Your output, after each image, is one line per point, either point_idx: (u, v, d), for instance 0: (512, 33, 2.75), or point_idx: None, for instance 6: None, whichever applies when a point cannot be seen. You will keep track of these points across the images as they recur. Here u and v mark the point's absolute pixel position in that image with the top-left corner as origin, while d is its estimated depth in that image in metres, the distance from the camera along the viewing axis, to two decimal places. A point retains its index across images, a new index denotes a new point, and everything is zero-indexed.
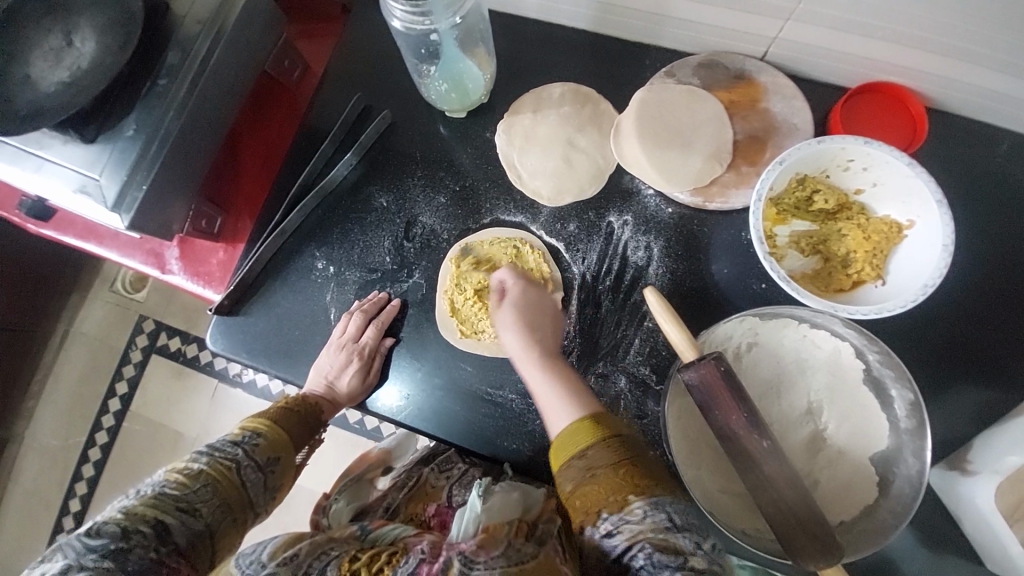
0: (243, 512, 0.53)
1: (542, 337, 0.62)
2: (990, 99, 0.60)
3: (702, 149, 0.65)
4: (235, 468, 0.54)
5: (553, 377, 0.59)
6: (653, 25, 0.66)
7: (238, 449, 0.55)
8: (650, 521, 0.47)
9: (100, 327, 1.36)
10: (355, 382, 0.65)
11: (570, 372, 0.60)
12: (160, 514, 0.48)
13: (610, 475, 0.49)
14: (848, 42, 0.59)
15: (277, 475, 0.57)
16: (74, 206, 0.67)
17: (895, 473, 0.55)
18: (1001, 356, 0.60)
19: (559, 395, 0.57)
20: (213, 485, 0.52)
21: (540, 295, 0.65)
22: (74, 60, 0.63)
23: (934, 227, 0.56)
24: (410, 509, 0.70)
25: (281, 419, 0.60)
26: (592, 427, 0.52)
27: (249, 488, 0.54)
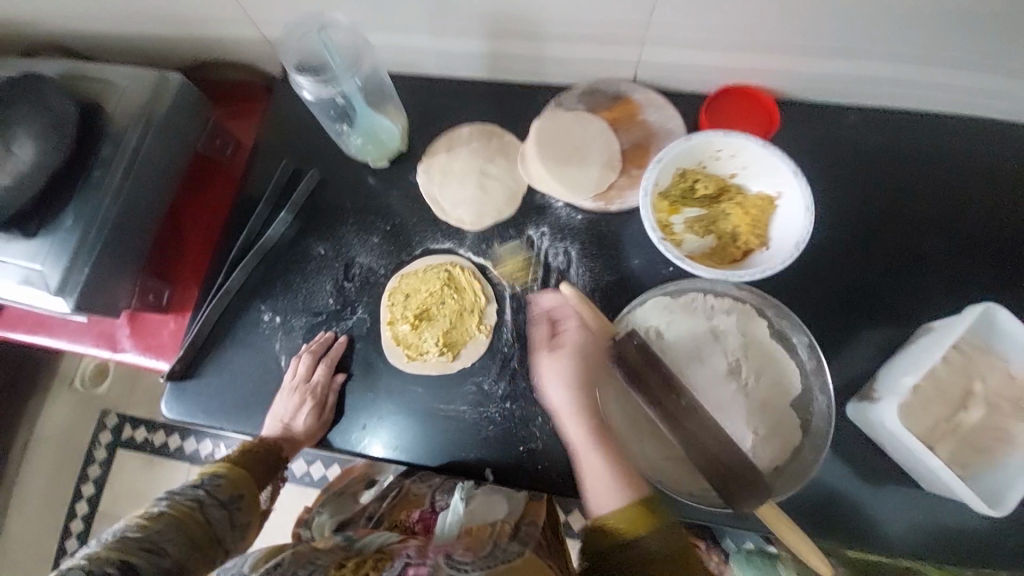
0: (211, 548, 0.55)
1: (589, 397, 0.59)
2: (822, 83, 0.72)
3: (596, 160, 0.74)
4: (198, 507, 0.56)
5: (598, 446, 0.57)
6: (537, 65, 0.78)
7: (199, 490, 0.57)
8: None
9: (65, 426, 1.32)
10: (310, 421, 0.68)
11: (614, 442, 0.58)
12: (129, 554, 0.48)
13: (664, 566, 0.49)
14: (695, 56, 0.71)
15: (243, 511, 0.60)
16: (18, 298, 0.71)
17: (812, 412, 0.61)
18: (884, 296, 0.68)
19: (605, 472, 0.55)
20: (178, 523, 0.53)
21: (602, 349, 0.59)
22: (14, 166, 0.68)
23: (796, 195, 0.65)
24: (398, 513, 0.71)
25: (242, 461, 0.64)
26: (643, 515, 0.52)
27: (216, 525, 0.56)
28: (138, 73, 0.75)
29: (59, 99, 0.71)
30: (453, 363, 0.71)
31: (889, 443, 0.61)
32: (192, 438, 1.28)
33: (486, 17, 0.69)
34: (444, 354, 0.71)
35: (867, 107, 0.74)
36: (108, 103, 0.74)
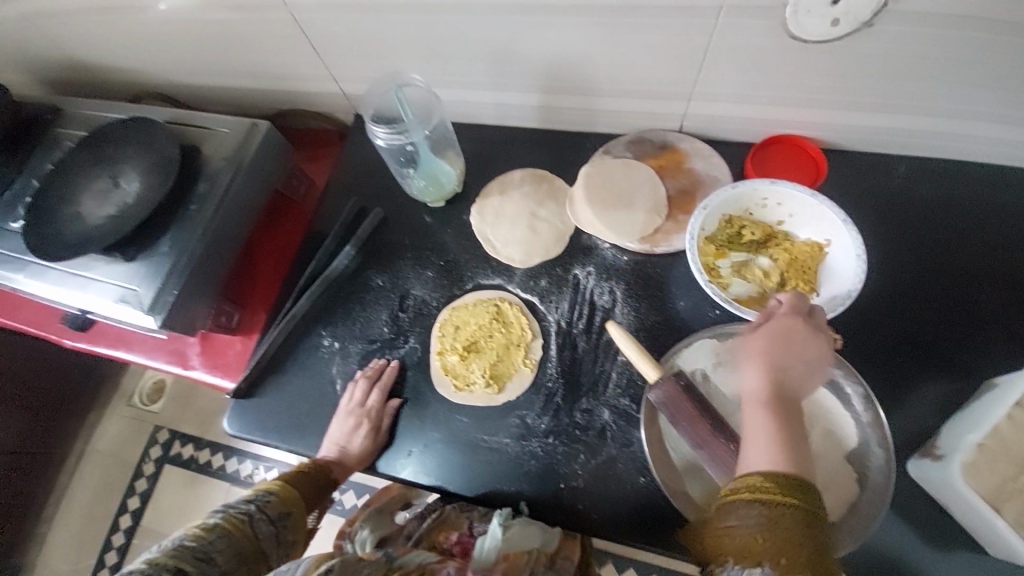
0: (257, 562, 0.57)
1: (785, 372, 0.52)
2: (869, 135, 0.73)
3: (642, 206, 0.77)
4: (247, 521, 0.58)
5: (772, 419, 0.50)
6: (588, 116, 0.84)
7: (250, 504, 0.60)
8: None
9: (114, 443, 1.45)
10: (366, 442, 0.70)
11: (797, 431, 0.50)
12: (183, 562, 0.51)
13: (780, 546, 0.42)
14: (743, 109, 0.75)
15: (288, 529, 0.62)
16: (113, 315, 0.79)
17: (870, 466, 0.58)
18: (945, 347, 0.66)
19: (771, 442, 0.48)
20: (228, 536, 0.56)
21: (813, 336, 0.54)
22: (121, 198, 0.80)
23: (847, 242, 0.66)
24: (435, 534, 0.74)
25: (293, 480, 0.67)
26: (792, 488, 0.44)
27: (264, 541, 0.59)
28: (235, 120, 0.86)
29: (167, 142, 0.82)
30: (499, 395, 0.73)
31: (955, 504, 0.58)
32: (234, 459, 1.35)
33: (543, 71, 0.77)
34: (490, 386, 0.73)
35: (918, 157, 0.74)
36: (205, 146, 0.85)
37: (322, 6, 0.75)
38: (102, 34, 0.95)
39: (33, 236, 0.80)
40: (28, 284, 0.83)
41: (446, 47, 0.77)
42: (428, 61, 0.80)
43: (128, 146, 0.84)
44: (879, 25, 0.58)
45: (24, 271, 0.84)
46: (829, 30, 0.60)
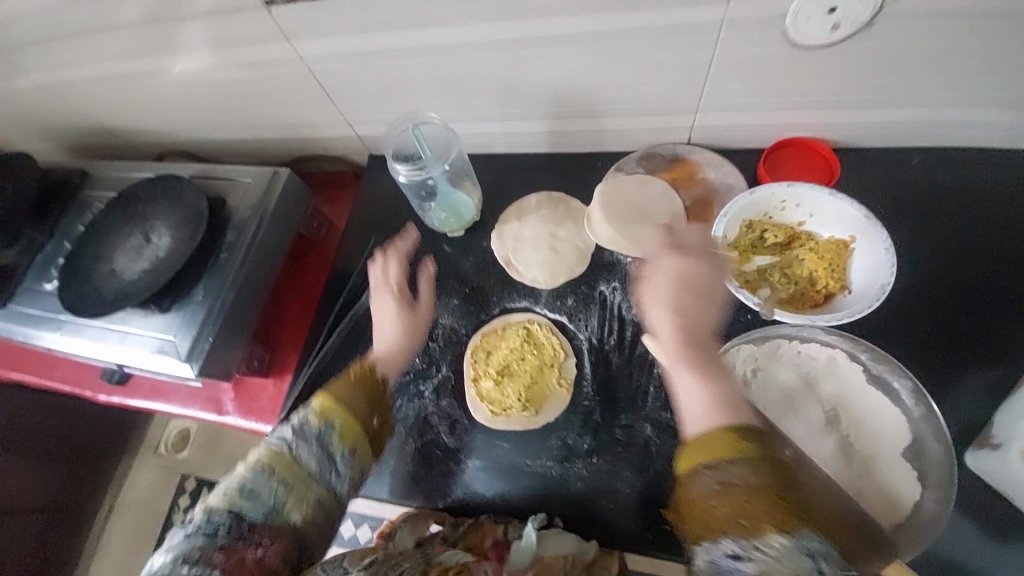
0: (306, 487, 0.54)
1: (692, 320, 0.58)
2: (879, 130, 0.74)
3: (661, 218, 0.77)
4: (288, 448, 0.56)
5: (693, 370, 0.55)
6: (597, 136, 0.86)
7: (288, 428, 0.57)
8: (789, 559, 0.41)
9: (144, 494, 1.54)
10: (399, 307, 0.76)
11: (715, 371, 0.54)
12: (232, 501, 0.52)
13: (748, 503, 0.44)
14: (751, 116, 0.77)
15: (335, 443, 0.57)
16: (150, 366, 0.81)
17: (928, 462, 0.58)
18: (988, 333, 0.65)
19: (696, 393, 0.53)
20: (270, 467, 0.54)
21: (706, 275, 0.60)
22: (153, 252, 0.82)
23: (872, 238, 0.67)
24: (476, 538, 0.64)
25: (338, 391, 0.62)
26: (731, 438, 0.48)
27: (311, 461, 0.55)
28: (257, 170, 0.89)
29: (195, 195, 0.84)
30: (537, 418, 0.72)
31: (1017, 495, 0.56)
32: None
33: (551, 98, 0.80)
34: (528, 409, 0.73)
35: (931, 148, 0.75)
36: (230, 198, 0.88)
37: (336, 56, 0.79)
38: (126, 99, 1.00)
39: (69, 296, 0.82)
40: (65, 342, 0.85)
41: (457, 83, 0.80)
42: (439, 98, 0.84)
43: (157, 202, 0.87)
44: (878, 25, 0.60)
45: (60, 329, 0.86)
46: (829, 35, 0.62)
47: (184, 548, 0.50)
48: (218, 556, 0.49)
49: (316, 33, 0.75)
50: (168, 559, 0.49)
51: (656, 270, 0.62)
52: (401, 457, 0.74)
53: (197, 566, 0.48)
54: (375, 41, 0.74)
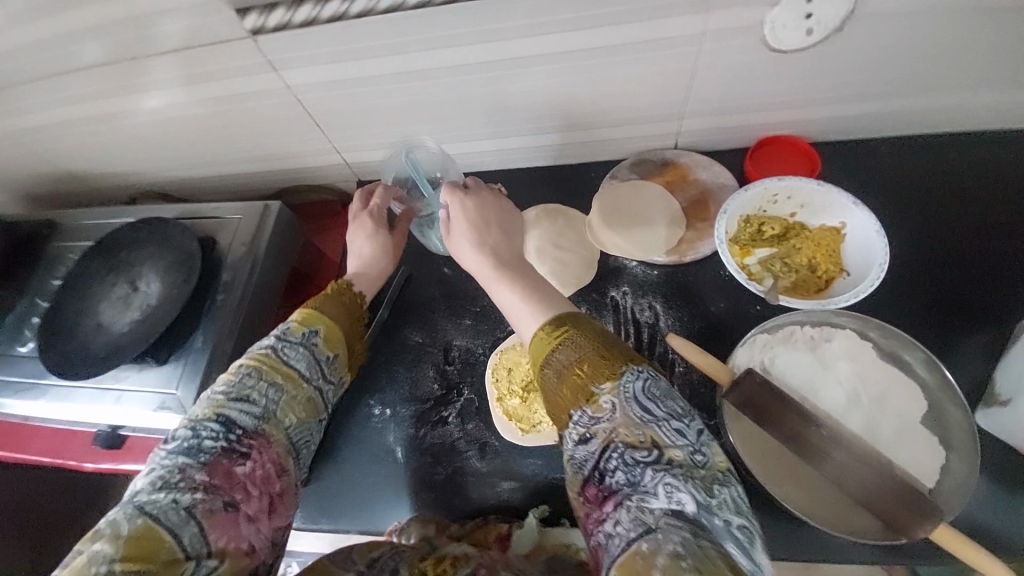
0: (296, 390, 0.60)
1: (493, 249, 0.67)
2: (850, 123, 0.80)
3: (661, 221, 0.81)
4: (273, 353, 0.60)
5: (512, 288, 0.62)
6: (588, 148, 0.88)
7: (270, 338, 0.62)
8: (619, 416, 0.50)
9: None
10: (378, 235, 0.78)
11: (532, 284, 0.63)
12: (219, 409, 0.53)
13: (580, 374, 0.52)
14: (734, 118, 0.80)
15: (321, 348, 0.64)
16: (151, 423, 0.77)
17: (946, 425, 0.62)
18: (971, 302, 0.72)
19: (524, 305, 0.60)
20: (258, 371, 0.58)
21: (497, 210, 0.72)
22: (142, 300, 0.78)
23: (862, 222, 0.71)
24: (478, 533, 0.68)
25: (318, 307, 0.68)
26: (557, 331, 0.55)
27: (297, 366, 0.61)
28: (245, 205, 0.86)
29: (184, 237, 0.81)
30: None
31: None
32: None
33: (543, 114, 0.81)
34: None
35: (897, 135, 0.81)
36: (220, 237, 0.85)
37: (323, 85, 0.77)
38: (92, 146, 0.95)
39: (51, 357, 0.77)
40: (54, 408, 0.81)
41: (449, 105, 0.81)
42: (431, 121, 0.84)
43: (141, 247, 0.83)
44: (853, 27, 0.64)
45: (47, 395, 0.81)
46: (804, 39, 0.66)
47: (163, 470, 0.48)
48: (202, 472, 0.49)
49: (301, 63, 0.73)
50: (150, 480, 0.48)
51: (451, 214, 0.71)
52: (438, 488, 0.74)
53: (182, 484, 0.48)
54: (364, 68, 0.74)
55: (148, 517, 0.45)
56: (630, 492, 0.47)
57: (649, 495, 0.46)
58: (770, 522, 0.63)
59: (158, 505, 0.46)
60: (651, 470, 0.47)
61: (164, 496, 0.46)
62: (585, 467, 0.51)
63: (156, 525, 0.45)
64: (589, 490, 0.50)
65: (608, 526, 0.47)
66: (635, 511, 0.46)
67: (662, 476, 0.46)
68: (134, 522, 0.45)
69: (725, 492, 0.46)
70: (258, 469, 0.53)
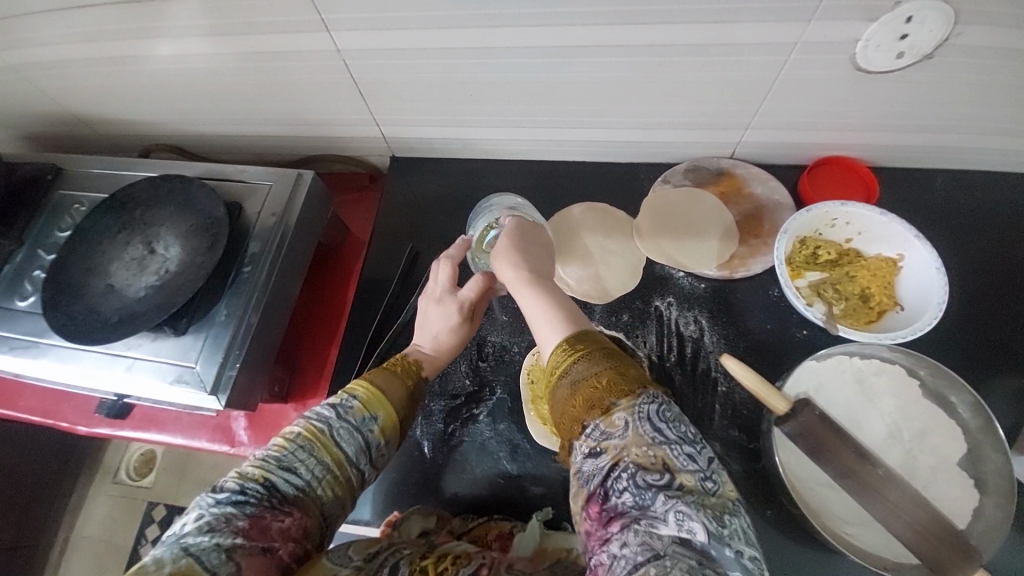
0: (342, 470, 0.54)
1: (529, 261, 0.63)
2: (914, 153, 0.78)
3: (714, 234, 0.81)
4: (328, 430, 0.54)
5: (541, 300, 0.58)
6: (642, 148, 0.84)
7: (330, 410, 0.55)
8: (630, 434, 0.45)
9: (103, 526, 1.43)
10: (458, 329, 0.69)
11: (562, 298, 0.58)
12: (267, 473, 0.50)
13: (593, 389, 0.49)
14: (800, 136, 0.77)
15: (376, 435, 0.56)
16: (165, 395, 0.73)
17: (988, 471, 0.61)
18: (1013, 347, 0.72)
19: (548, 319, 0.56)
20: (310, 446, 0.52)
21: (540, 234, 0.69)
22: (160, 265, 0.72)
23: (922, 256, 0.70)
24: (478, 530, 0.67)
25: (377, 381, 0.60)
26: (574, 347, 0.52)
27: (348, 449, 0.54)
28: (277, 171, 0.81)
29: (210, 201, 0.75)
30: None
31: None
32: None
33: (601, 110, 0.77)
34: None
35: (956, 170, 0.80)
36: (247, 204, 0.80)
37: (374, 52, 0.70)
38: (100, 89, 0.87)
39: (55, 317, 0.70)
40: (55, 370, 0.75)
41: (506, 90, 0.75)
42: (480, 103, 0.78)
43: (159, 205, 0.77)
44: (957, 57, 0.60)
45: (47, 356, 0.75)
46: (893, 62, 0.61)
47: (210, 515, 0.46)
48: (245, 522, 0.46)
49: (354, 27, 0.66)
50: (196, 523, 0.46)
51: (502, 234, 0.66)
52: (466, 486, 0.72)
53: (225, 530, 0.45)
54: (423, 40, 0.67)
55: (191, 556, 0.43)
56: (638, 517, 0.42)
57: (658, 521, 0.41)
58: (805, 551, 0.63)
59: (201, 547, 0.43)
60: (663, 495, 0.42)
61: (207, 539, 0.44)
62: (591, 482, 0.46)
63: (195, 568, 0.42)
64: (593, 508, 0.46)
65: (613, 547, 0.42)
66: (643, 534, 0.41)
67: (674, 502, 0.41)
68: (177, 563, 0.42)
69: (736, 522, 0.42)
70: (294, 532, 0.49)
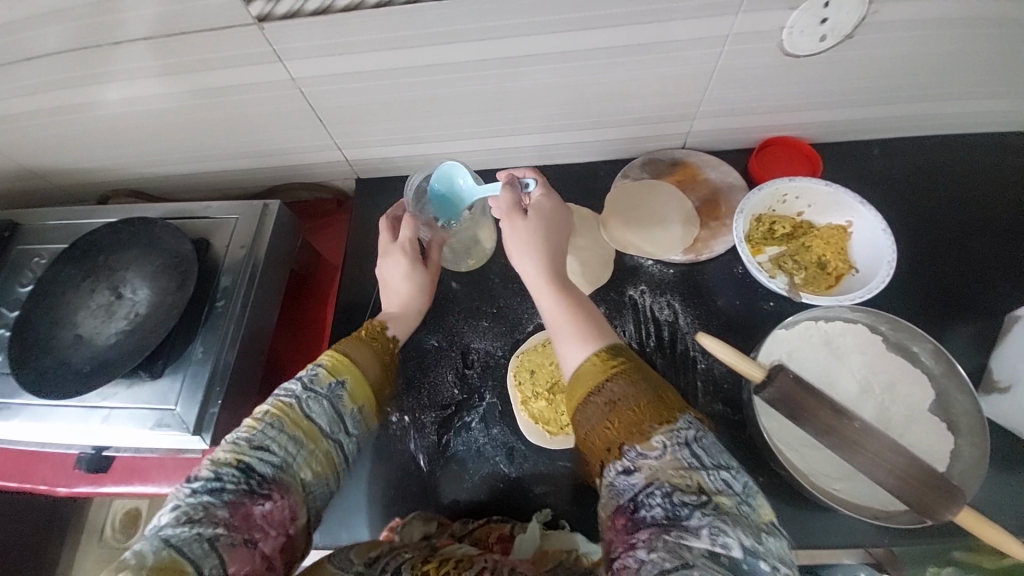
0: (318, 444, 0.54)
1: (556, 257, 0.64)
2: (850, 126, 0.83)
3: (675, 221, 0.84)
4: (296, 403, 0.54)
5: (569, 301, 0.60)
6: (599, 147, 0.88)
7: (297, 385, 0.56)
8: (668, 457, 0.46)
9: None
10: (415, 272, 0.74)
11: (587, 305, 0.61)
12: (240, 455, 0.49)
13: (634, 410, 0.49)
14: (744, 121, 0.82)
15: (345, 402, 0.58)
16: (147, 441, 0.71)
17: (956, 412, 0.65)
18: (963, 295, 0.77)
19: (574, 322, 0.59)
20: (279, 422, 0.52)
21: (565, 215, 0.68)
22: (129, 309, 0.71)
23: (868, 220, 0.75)
24: (478, 532, 0.67)
25: (348, 351, 0.63)
26: (614, 364, 0.53)
27: (319, 420, 0.55)
28: (242, 204, 0.81)
29: (175, 239, 0.74)
30: None
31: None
32: None
33: (555, 114, 0.80)
34: None
35: (889, 139, 0.86)
36: (214, 240, 0.79)
37: (330, 78, 0.72)
38: (50, 140, 0.86)
39: (23, 374, 0.68)
40: (29, 429, 0.73)
41: (462, 102, 0.77)
42: (439, 118, 0.80)
43: (122, 249, 0.76)
44: (873, 35, 0.65)
45: (20, 416, 0.73)
46: (818, 45, 0.66)
47: (187, 505, 0.45)
48: (224, 511, 0.46)
49: (307, 55, 0.68)
50: (172, 514, 0.45)
51: (533, 210, 0.66)
52: (466, 494, 0.72)
53: (205, 520, 0.44)
54: (376, 61, 0.69)
55: (172, 548, 0.42)
56: (667, 528, 0.42)
57: (690, 533, 0.41)
58: (804, 514, 0.65)
59: (181, 538, 0.43)
60: (698, 512, 0.42)
61: (186, 530, 0.43)
62: (621, 496, 0.46)
63: (178, 560, 0.42)
64: (618, 522, 0.46)
65: (641, 553, 0.41)
66: (672, 544, 0.41)
67: (708, 518, 0.42)
68: (159, 556, 0.42)
69: (771, 542, 0.42)
70: (276, 514, 0.48)
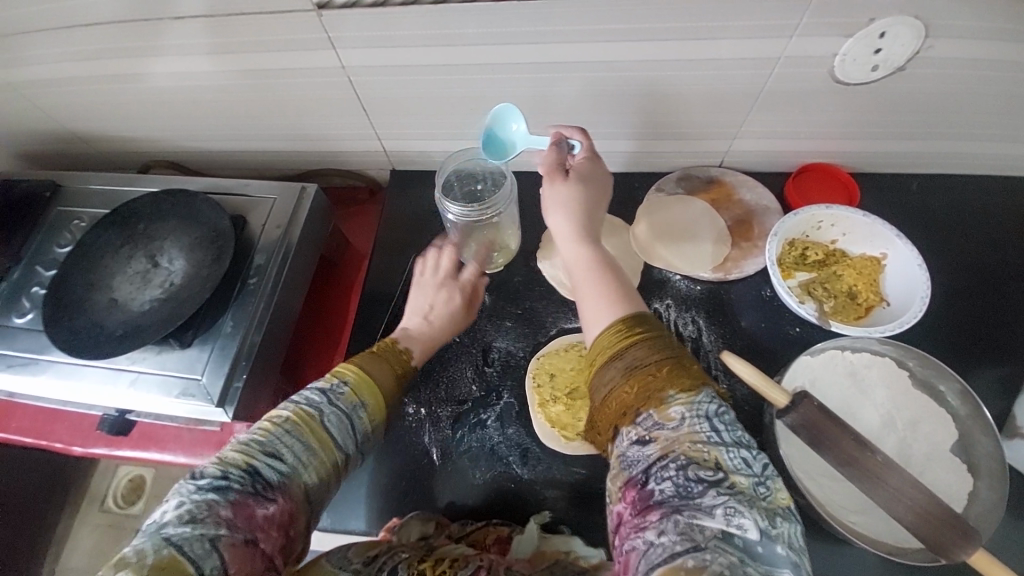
0: (329, 454, 0.54)
1: (587, 220, 0.63)
2: (890, 159, 0.83)
3: (707, 238, 0.84)
4: (317, 416, 0.55)
5: (597, 266, 0.60)
6: (635, 158, 0.88)
7: (320, 396, 0.57)
8: (686, 428, 0.45)
9: (88, 556, 1.37)
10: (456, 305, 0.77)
11: (615, 268, 0.60)
12: (249, 458, 0.50)
13: (656, 374, 0.49)
14: (785, 145, 0.82)
15: (363, 422, 0.58)
16: (172, 409, 0.72)
17: (978, 455, 0.64)
18: (992, 338, 0.76)
19: (601, 284, 0.58)
20: (296, 430, 0.53)
21: (602, 175, 0.67)
22: (164, 278, 0.73)
23: (903, 254, 0.74)
24: (477, 534, 0.67)
25: (365, 366, 0.63)
26: (635, 330, 0.52)
27: (333, 431, 0.55)
28: (280, 185, 0.82)
29: (214, 213, 0.75)
30: None
31: None
32: None
33: (595, 122, 0.80)
34: None
35: (929, 175, 0.85)
36: (251, 217, 0.80)
37: (379, 69, 0.73)
38: (98, 106, 0.88)
39: (57, 333, 0.70)
40: (56, 386, 0.74)
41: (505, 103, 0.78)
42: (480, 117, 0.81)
43: (162, 219, 0.77)
44: (926, 68, 0.65)
45: (48, 372, 0.74)
46: (869, 74, 0.66)
47: (192, 504, 0.46)
48: (227, 511, 0.46)
49: (359, 44, 0.69)
50: (176, 512, 0.45)
51: (573, 172, 0.65)
52: (473, 493, 0.72)
53: (208, 520, 0.45)
54: (427, 55, 0.70)
55: (174, 547, 0.43)
56: (680, 506, 0.42)
57: (703, 513, 0.41)
58: (816, 543, 0.65)
59: (183, 537, 0.44)
60: (714, 491, 0.42)
61: (189, 529, 0.44)
62: (634, 467, 0.46)
63: (179, 560, 0.42)
64: (630, 494, 0.46)
65: (650, 535, 0.42)
66: (685, 525, 0.41)
67: (723, 497, 0.42)
68: (160, 553, 0.42)
69: (784, 526, 0.42)
70: (281, 518, 0.49)
